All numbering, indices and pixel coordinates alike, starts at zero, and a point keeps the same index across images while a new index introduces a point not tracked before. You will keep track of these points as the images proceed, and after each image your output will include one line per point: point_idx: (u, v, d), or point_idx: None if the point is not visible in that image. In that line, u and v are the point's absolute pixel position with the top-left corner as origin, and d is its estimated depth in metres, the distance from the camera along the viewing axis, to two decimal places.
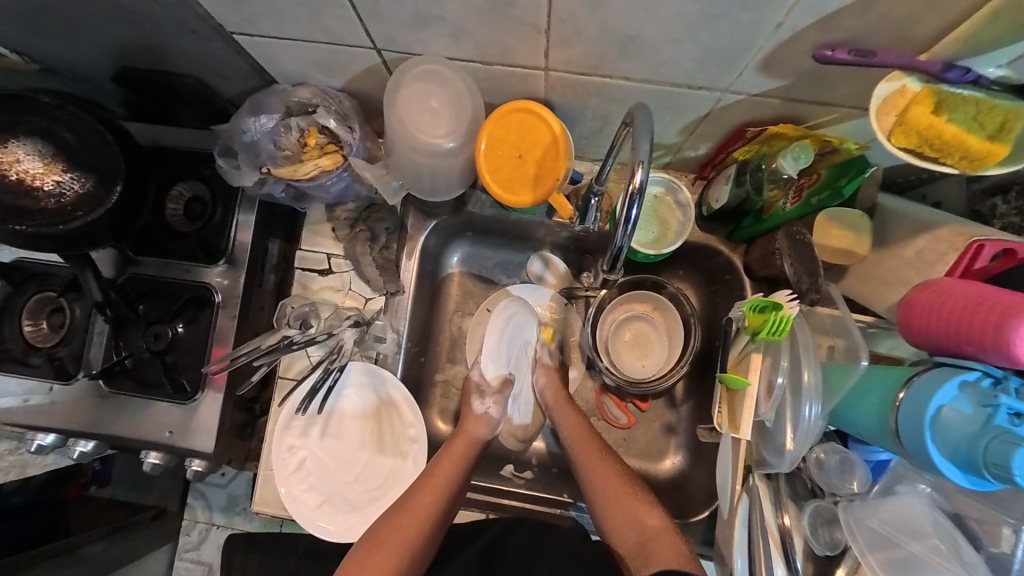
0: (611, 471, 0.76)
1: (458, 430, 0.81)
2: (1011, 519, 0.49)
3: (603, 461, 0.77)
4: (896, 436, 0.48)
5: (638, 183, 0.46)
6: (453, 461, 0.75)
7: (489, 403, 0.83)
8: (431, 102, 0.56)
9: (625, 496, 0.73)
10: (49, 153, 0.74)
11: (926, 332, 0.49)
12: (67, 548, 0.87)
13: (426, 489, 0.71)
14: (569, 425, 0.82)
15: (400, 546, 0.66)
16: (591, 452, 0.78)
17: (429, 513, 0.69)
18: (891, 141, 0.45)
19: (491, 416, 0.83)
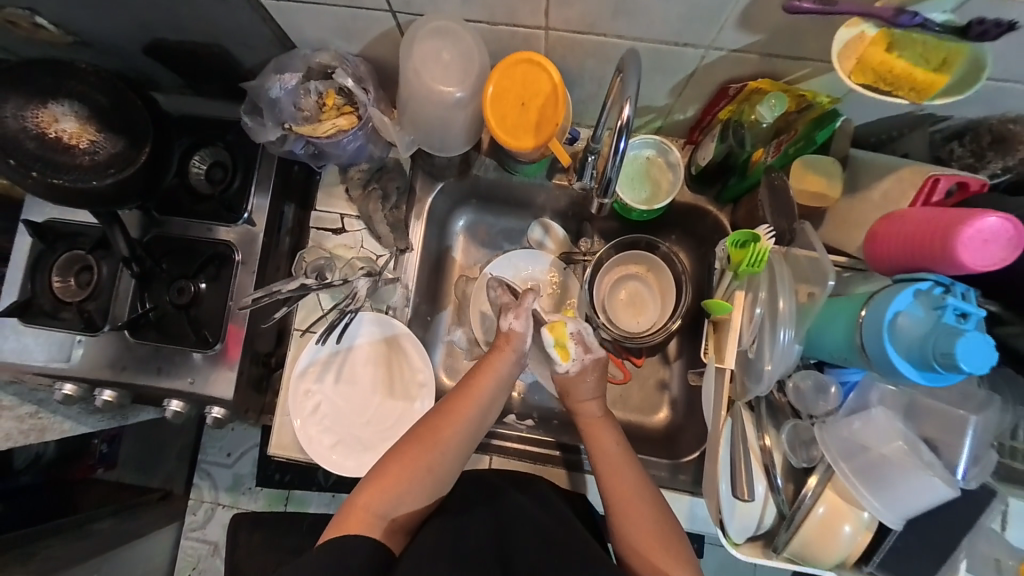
0: (640, 503, 0.69)
1: (494, 345, 0.80)
2: (963, 413, 0.56)
3: (630, 484, 0.71)
4: (861, 349, 0.53)
5: (626, 118, 0.51)
6: (489, 374, 0.76)
7: (512, 317, 0.81)
8: (443, 55, 0.61)
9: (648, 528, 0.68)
10: (86, 115, 0.80)
11: (887, 256, 0.55)
12: (68, 526, 1.03)
13: (461, 401, 0.72)
14: (599, 447, 0.75)
15: (429, 450, 0.68)
16: (618, 473, 0.72)
17: (460, 426, 0.70)
18: (852, 80, 0.51)
19: (516, 331, 0.80)
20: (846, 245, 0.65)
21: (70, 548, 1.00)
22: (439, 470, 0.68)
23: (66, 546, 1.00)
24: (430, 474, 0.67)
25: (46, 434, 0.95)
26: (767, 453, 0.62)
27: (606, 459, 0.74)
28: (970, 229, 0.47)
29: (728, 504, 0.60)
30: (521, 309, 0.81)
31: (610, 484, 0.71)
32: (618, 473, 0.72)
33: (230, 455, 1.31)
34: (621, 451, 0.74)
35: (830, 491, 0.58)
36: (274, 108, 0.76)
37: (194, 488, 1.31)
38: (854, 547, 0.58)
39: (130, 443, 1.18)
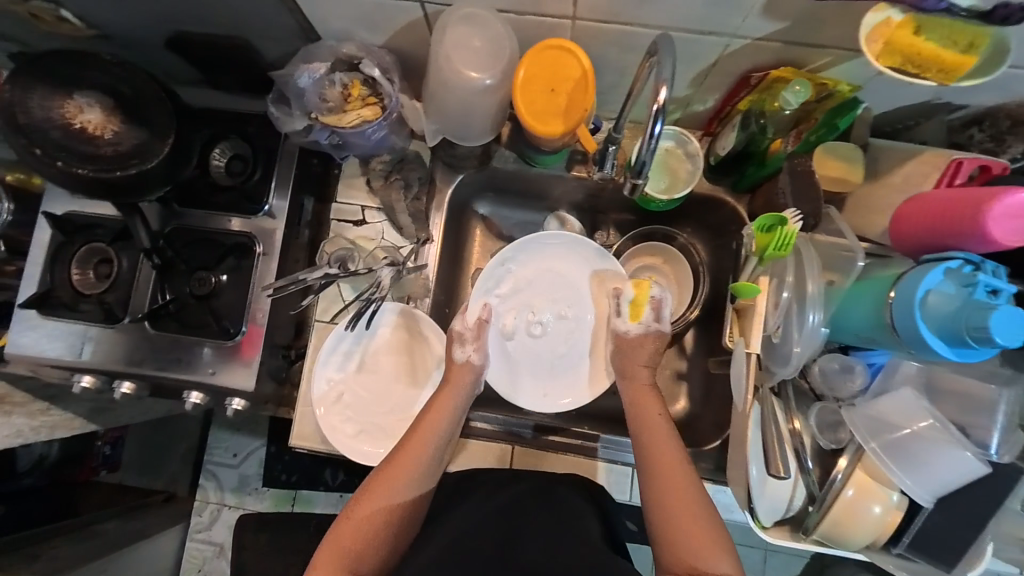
0: (686, 487, 0.64)
1: (443, 380, 0.79)
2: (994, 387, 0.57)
3: (679, 469, 0.66)
4: (891, 328, 0.54)
5: (662, 101, 0.52)
6: (446, 399, 0.76)
7: (468, 349, 0.79)
8: (474, 42, 0.63)
9: (697, 517, 0.62)
10: (111, 106, 0.80)
11: (915, 237, 0.56)
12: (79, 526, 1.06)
13: (425, 426, 0.73)
14: (648, 426, 0.71)
15: (391, 484, 0.68)
16: (672, 458, 0.67)
17: (420, 456, 0.70)
18: (879, 63, 0.53)
19: (473, 363, 0.79)
20: (868, 230, 0.67)
21: (75, 549, 1.00)
22: (408, 505, 0.68)
23: (70, 546, 1.00)
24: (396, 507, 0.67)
25: (58, 431, 0.96)
26: (795, 436, 0.62)
27: (650, 433, 0.71)
28: (999, 205, 0.49)
29: (758, 482, 0.61)
30: (480, 342, 0.80)
31: (663, 469, 0.66)
32: (665, 454, 0.67)
33: (236, 455, 1.31)
34: (667, 426, 0.71)
35: (860, 471, 0.58)
36: (300, 98, 0.77)
37: (199, 491, 1.30)
38: (883, 525, 0.58)
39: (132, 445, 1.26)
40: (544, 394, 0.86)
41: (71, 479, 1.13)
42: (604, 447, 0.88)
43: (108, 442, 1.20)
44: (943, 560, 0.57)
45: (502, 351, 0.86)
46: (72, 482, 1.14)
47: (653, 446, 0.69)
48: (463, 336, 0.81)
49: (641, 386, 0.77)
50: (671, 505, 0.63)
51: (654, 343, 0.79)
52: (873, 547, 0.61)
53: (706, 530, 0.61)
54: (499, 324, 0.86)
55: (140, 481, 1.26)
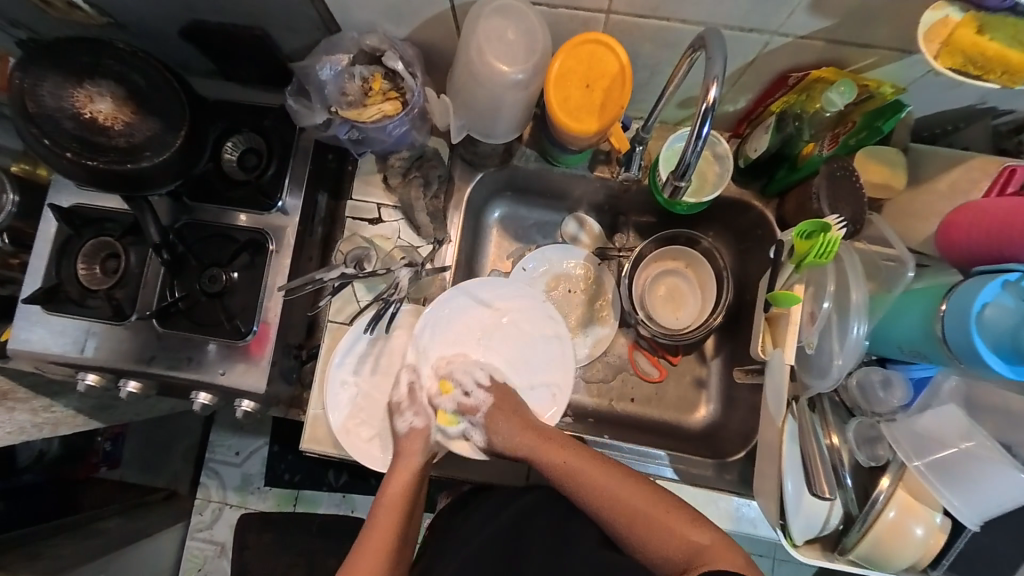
0: (628, 485, 0.68)
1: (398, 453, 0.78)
2: None
3: (611, 476, 0.69)
4: (942, 341, 0.52)
5: (712, 99, 0.50)
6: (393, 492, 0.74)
7: (410, 416, 0.79)
8: (507, 35, 0.60)
9: (656, 504, 0.67)
10: (123, 97, 0.77)
11: (967, 246, 0.54)
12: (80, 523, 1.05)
13: (391, 486, 0.75)
14: (574, 468, 0.71)
15: None
16: (598, 473, 0.70)
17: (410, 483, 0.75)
18: (938, 63, 0.50)
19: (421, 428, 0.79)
20: (911, 237, 0.64)
21: (78, 549, 0.99)
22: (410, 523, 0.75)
23: (71, 545, 0.99)
24: None
25: (61, 428, 0.94)
26: (834, 452, 0.60)
27: (557, 459, 0.73)
28: None
29: (794, 498, 0.58)
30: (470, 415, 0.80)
31: (594, 484, 0.69)
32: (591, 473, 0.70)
33: (239, 453, 1.27)
34: (564, 444, 0.74)
35: (902, 490, 0.57)
36: (321, 92, 0.75)
37: (200, 488, 1.27)
38: (925, 547, 0.56)
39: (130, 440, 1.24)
40: (506, 437, 0.81)
41: (72, 476, 1.11)
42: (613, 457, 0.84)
43: (110, 437, 1.18)
44: None
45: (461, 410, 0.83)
46: (74, 479, 1.12)
47: (601, 492, 0.68)
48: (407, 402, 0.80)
49: (543, 431, 0.77)
50: (626, 522, 0.66)
51: (510, 400, 0.81)
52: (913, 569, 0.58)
53: (668, 510, 0.66)
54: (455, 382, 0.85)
55: (140, 478, 1.24)
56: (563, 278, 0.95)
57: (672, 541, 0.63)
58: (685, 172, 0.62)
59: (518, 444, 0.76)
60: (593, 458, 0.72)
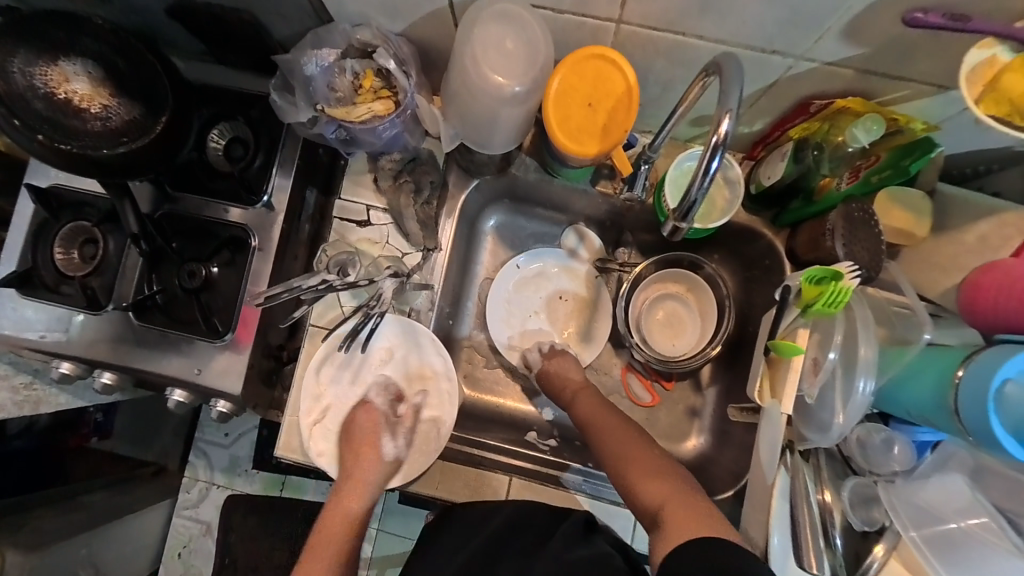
0: (633, 443, 0.71)
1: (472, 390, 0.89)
2: None
3: (624, 433, 0.73)
4: (954, 413, 0.48)
5: (723, 132, 0.44)
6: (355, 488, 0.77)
7: (390, 439, 0.79)
8: (506, 43, 0.55)
9: (646, 464, 0.67)
10: (100, 76, 0.72)
11: (990, 312, 0.50)
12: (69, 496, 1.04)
13: (350, 487, 0.76)
14: (592, 415, 0.78)
15: None
16: (617, 431, 0.74)
17: (366, 492, 0.77)
18: (978, 108, 0.44)
19: (389, 457, 0.78)
20: (928, 289, 0.60)
21: (60, 521, 0.99)
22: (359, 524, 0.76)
23: (57, 518, 0.99)
24: None
25: (42, 407, 0.90)
26: (826, 511, 0.57)
27: (593, 416, 0.78)
28: None
29: (782, 554, 0.54)
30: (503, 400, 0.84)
31: (608, 443, 0.73)
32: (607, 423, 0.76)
33: (228, 435, 1.23)
34: (604, 405, 0.79)
35: (896, 561, 0.55)
36: (308, 87, 0.70)
37: (189, 467, 1.24)
38: None
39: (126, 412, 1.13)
40: (386, 466, 0.78)
41: (65, 446, 1.02)
42: (604, 488, 0.80)
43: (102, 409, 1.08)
44: None
45: (348, 438, 0.79)
46: (64, 450, 1.02)
47: (612, 437, 0.73)
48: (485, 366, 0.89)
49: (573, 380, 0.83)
50: (617, 470, 0.69)
51: (568, 359, 0.86)
52: None
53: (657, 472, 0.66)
54: (346, 415, 0.79)
55: (131, 451, 1.17)
56: (556, 281, 0.93)
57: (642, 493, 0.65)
58: (688, 211, 0.55)
59: (564, 391, 0.83)
60: (623, 419, 0.77)
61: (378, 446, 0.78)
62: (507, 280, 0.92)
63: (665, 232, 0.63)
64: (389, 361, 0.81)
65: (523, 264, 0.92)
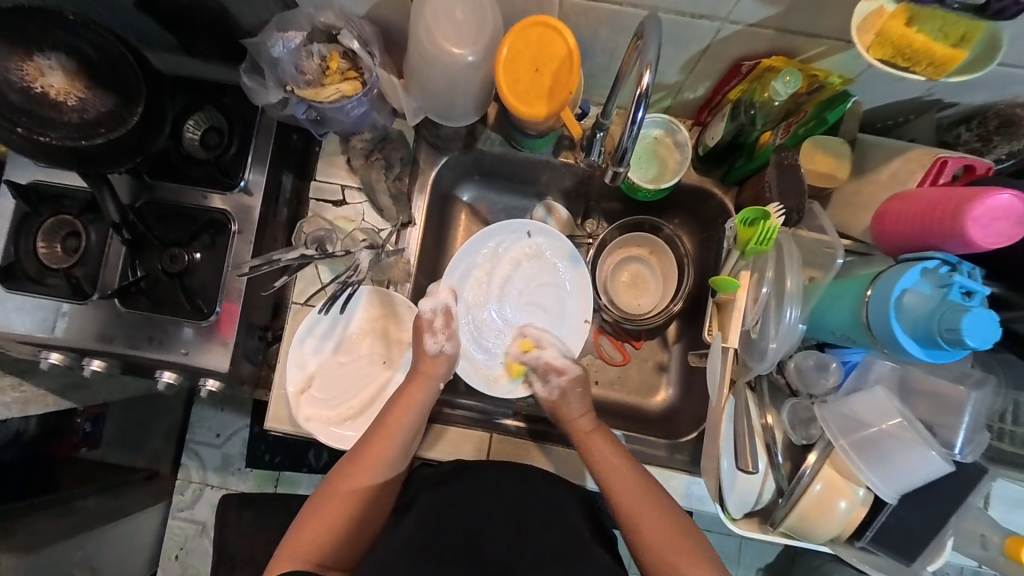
0: (661, 520, 0.66)
1: (413, 370, 0.79)
2: (965, 386, 0.60)
3: (652, 504, 0.67)
4: (867, 328, 0.56)
5: (645, 85, 0.52)
6: (409, 405, 0.75)
7: (441, 341, 0.81)
8: (456, 14, 0.61)
9: (678, 541, 0.64)
10: (74, 69, 0.73)
11: (896, 236, 0.59)
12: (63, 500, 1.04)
13: (396, 409, 0.74)
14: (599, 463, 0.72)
15: (350, 493, 0.69)
16: (642, 506, 0.67)
17: (416, 408, 0.75)
18: (869, 54, 0.52)
19: (447, 354, 0.80)
20: (851, 226, 0.68)
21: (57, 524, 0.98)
22: (378, 494, 0.71)
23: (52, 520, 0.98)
24: (360, 504, 0.70)
25: (31, 407, 0.92)
26: (767, 430, 0.66)
27: (614, 474, 0.70)
28: (979, 207, 0.51)
29: (729, 477, 0.64)
30: (450, 330, 0.82)
31: (621, 499, 0.68)
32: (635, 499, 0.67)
33: (219, 436, 1.29)
34: (624, 462, 0.71)
35: (828, 467, 0.63)
36: (276, 69, 0.74)
37: (181, 470, 1.28)
38: (849, 520, 0.63)
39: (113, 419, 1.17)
40: None
41: (52, 454, 1.06)
42: None
43: (90, 418, 1.12)
44: (905, 554, 0.62)
45: (337, 405, 0.83)
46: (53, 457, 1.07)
47: (618, 483, 0.69)
48: (432, 325, 0.81)
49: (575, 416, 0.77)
50: (647, 546, 0.65)
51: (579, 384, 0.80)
52: (838, 540, 0.66)
53: (686, 546, 0.64)
54: (326, 384, 0.83)
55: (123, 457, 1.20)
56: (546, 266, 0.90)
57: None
58: (624, 155, 0.63)
59: (580, 424, 0.76)
60: (650, 492, 0.68)
61: (361, 409, 0.83)
62: (512, 263, 0.90)
63: (607, 180, 0.69)
64: (370, 333, 0.86)
65: (536, 239, 0.89)
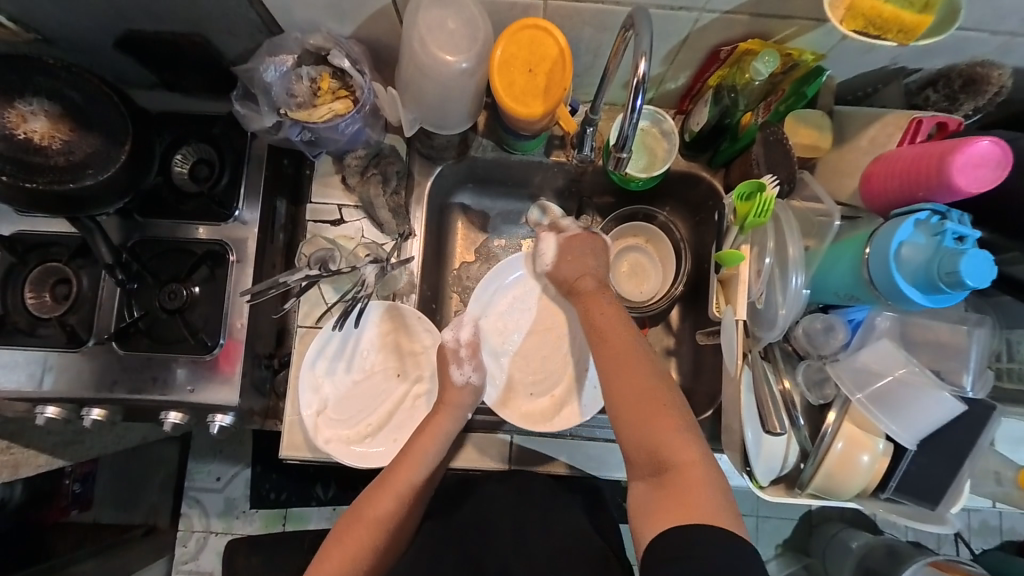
0: (651, 380, 0.63)
1: (438, 401, 0.78)
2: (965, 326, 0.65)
3: (634, 361, 0.65)
4: (870, 284, 0.60)
5: (641, 74, 0.54)
6: (432, 437, 0.74)
7: (468, 370, 0.79)
8: (448, 24, 0.63)
9: (662, 410, 0.61)
10: (58, 113, 0.72)
11: (886, 195, 0.62)
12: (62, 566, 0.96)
13: (420, 441, 0.73)
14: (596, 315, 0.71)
15: (369, 528, 0.67)
16: (624, 360, 0.65)
17: (438, 440, 0.74)
18: (843, 27, 0.55)
19: (474, 385, 0.79)
20: (840, 192, 0.71)
21: None
22: (398, 530, 0.70)
23: None
24: (381, 539, 0.67)
25: (21, 470, 0.86)
26: (786, 395, 0.68)
27: (602, 327, 0.69)
28: (962, 157, 0.54)
29: (755, 445, 0.65)
30: (476, 360, 0.81)
31: (611, 357, 0.66)
32: (624, 351, 0.66)
33: (219, 479, 1.25)
34: (617, 316, 0.70)
35: (848, 424, 0.65)
36: (268, 94, 0.76)
37: (182, 519, 1.25)
38: (873, 473, 0.65)
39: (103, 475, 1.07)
40: (392, 441, 0.82)
41: (43, 522, 0.97)
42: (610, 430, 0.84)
43: (78, 478, 1.02)
44: (927, 498, 0.65)
45: (359, 422, 0.82)
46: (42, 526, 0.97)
47: (607, 331, 0.69)
48: (457, 355, 0.81)
49: (589, 286, 0.75)
50: (630, 406, 0.62)
51: (603, 297, 0.73)
52: (863, 494, 0.68)
53: (676, 418, 0.60)
54: (342, 405, 0.82)
55: (116, 517, 1.13)
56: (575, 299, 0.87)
57: (655, 450, 0.59)
58: (626, 143, 0.65)
59: (581, 284, 0.76)
60: (649, 366, 0.65)
61: (380, 425, 0.83)
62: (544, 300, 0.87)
63: (611, 168, 0.71)
64: (382, 347, 0.85)
65: None
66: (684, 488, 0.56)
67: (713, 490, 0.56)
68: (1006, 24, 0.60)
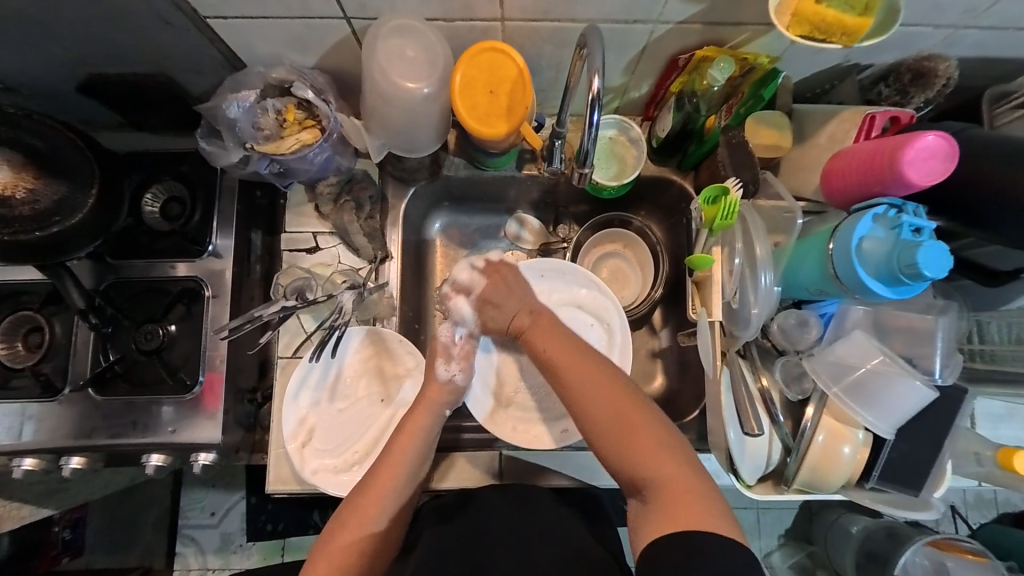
0: (616, 400, 0.64)
1: (419, 394, 0.77)
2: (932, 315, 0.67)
3: (596, 381, 0.66)
4: (836, 278, 0.61)
5: (596, 89, 0.55)
6: (412, 437, 0.73)
7: (455, 368, 0.79)
8: (407, 52, 0.63)
9: (635, 429, 0.62)
10: (20, 161, 0.67)
11: (844, 191, 0.64)
12: None
13: (401, 439, 0.73)
14: (546, 343, 0.72)
15: (358, 535, 0.66)
16: (585, 383, 0.66)
17: (419, 441, 0.73)
18: (789, 33, 0.57)
19: (457, 383, 0.78)
20: (803, 189, 0.74)
21: None
22: (386, 536, 0.68)
23: None
24: (371, 545, 0.66)
25: None
26: (765, 392, 0.69)
27: (557, 354, 0.70)
28: (911, 151, 0.56)
29: (738, 445, 0.67)
30: (465, 361, 0.79)
31: (573, 378, 0.67)
32: (584, 375, 0.66)
33: (214, 513, 1.20)
34: (570, 342, 0.71)
35: (828, 416, 0.66)
36: (234, 129, 0.76)
37: (177, 558, 1.19)
38: (855, 464, 0.66)
39: (93, 524, 1.21)
40: None
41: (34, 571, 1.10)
42: None
43: (69, 524, 1.17)
44: (911, 485, 0.66)
45: (346, 450, 0.81)
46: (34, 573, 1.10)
47: (556, 355, 0.70)
48: (447, 350, 0.80)
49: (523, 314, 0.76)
50: (594, 430, 0.63)
51: (546, 320, 0.75)
52: (849, 485, 0.68)
53: (648, 438, 0.61)
54: (328, 434, 0.81)
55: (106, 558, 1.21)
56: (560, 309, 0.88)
57: (631, 470, 0.60)
58: (587, 157, 0.66)
59: (515, 323, 0.76)
60: (614, 386, 0.66)
61: (367, 452, 0.81)
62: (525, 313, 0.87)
63: (575, 181, 0.72)
64: (365, 373, 0.84)
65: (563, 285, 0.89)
66: (670, 501, 0.56)
67: (704, 498, 0.56)
68: (947, 18, 0.62)
